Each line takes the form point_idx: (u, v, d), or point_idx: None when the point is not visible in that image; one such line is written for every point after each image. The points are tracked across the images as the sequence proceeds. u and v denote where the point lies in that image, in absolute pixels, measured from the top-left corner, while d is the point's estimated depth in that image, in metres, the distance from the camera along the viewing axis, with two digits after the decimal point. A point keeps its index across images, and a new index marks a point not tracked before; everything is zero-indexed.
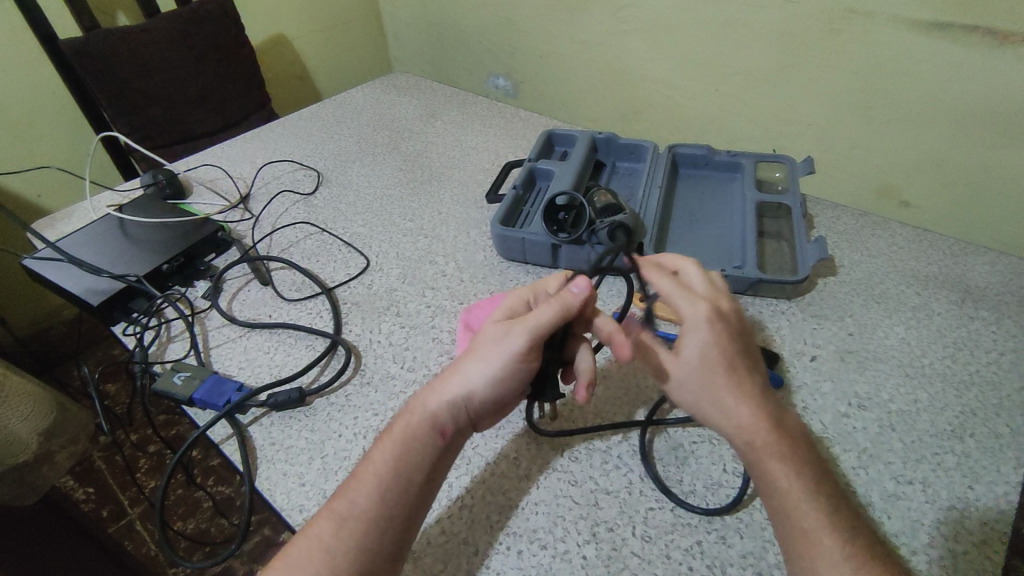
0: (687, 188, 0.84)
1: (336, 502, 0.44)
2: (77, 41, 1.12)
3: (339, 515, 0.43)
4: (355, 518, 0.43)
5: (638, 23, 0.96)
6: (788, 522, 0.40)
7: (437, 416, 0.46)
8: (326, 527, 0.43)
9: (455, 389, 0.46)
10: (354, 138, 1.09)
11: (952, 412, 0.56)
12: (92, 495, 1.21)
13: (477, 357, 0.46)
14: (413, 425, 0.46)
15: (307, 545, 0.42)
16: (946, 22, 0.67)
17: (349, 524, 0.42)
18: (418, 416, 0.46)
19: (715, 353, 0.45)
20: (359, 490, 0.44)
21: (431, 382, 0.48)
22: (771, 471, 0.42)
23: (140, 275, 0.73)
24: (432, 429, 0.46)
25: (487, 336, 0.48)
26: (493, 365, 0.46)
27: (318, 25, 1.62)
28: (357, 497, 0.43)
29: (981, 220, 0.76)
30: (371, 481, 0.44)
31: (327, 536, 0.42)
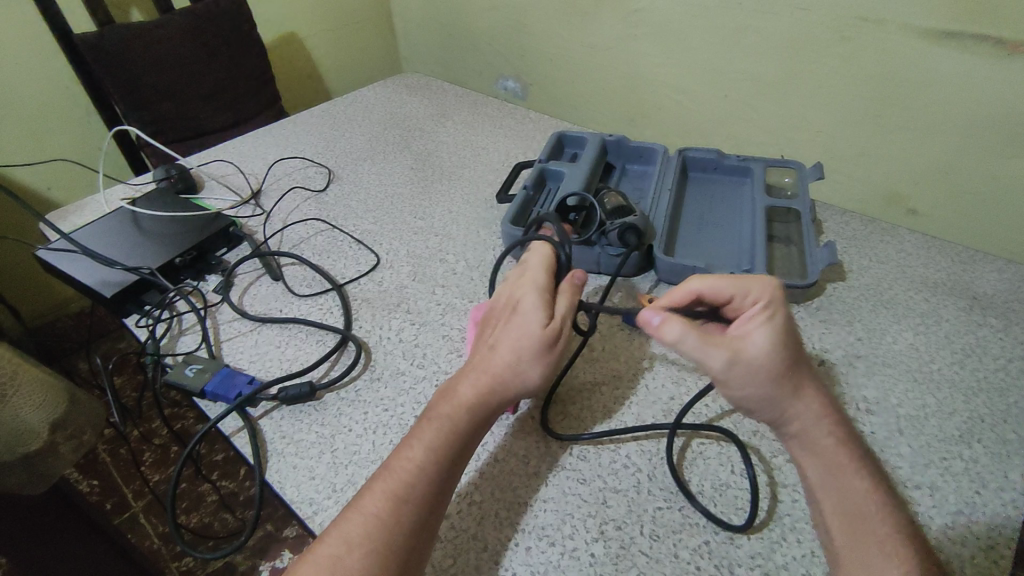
0: (697, 191, 0.85)
1: (388, 481, 0.44)
2: (91, 36, 1.13)
3: (394, 495, 0.44)
4: (413, 499, 0.44)
5: (649, 26, 0.96)
6: (853, 506, 0.42)
7: (491, 412, 0.49)
8: (381, 506, 0.43)
9: (509, 389, 0.49)
10: (365, 136, 1.09)
11: (960, 418, 0.56)
12: (97, 487, 1.21)
13: (528, 360, 0.48)
14: (466, 419, 0.48)
15: (361, 522, 0.42)
16: (957, 31, 0.68)
17: (406, 503, 0.43)
18: (474, 410, 0.48)
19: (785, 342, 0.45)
20: (416, 473, 0.45)
21: (474, 376, 0.49)
22: (838, 462, 0.44)
23: (153, 268, 0.74)
24: (486, 421, 0.49)
25: (534, 339, 0.49)
26: (546, 370, 0.49)
27: (328, 24, 1.63)
28: (415, 482, 0.44)
29: (989, 228, 0.76)
30: (427, 468, 0.45)
31: (378, 512, 0.43)
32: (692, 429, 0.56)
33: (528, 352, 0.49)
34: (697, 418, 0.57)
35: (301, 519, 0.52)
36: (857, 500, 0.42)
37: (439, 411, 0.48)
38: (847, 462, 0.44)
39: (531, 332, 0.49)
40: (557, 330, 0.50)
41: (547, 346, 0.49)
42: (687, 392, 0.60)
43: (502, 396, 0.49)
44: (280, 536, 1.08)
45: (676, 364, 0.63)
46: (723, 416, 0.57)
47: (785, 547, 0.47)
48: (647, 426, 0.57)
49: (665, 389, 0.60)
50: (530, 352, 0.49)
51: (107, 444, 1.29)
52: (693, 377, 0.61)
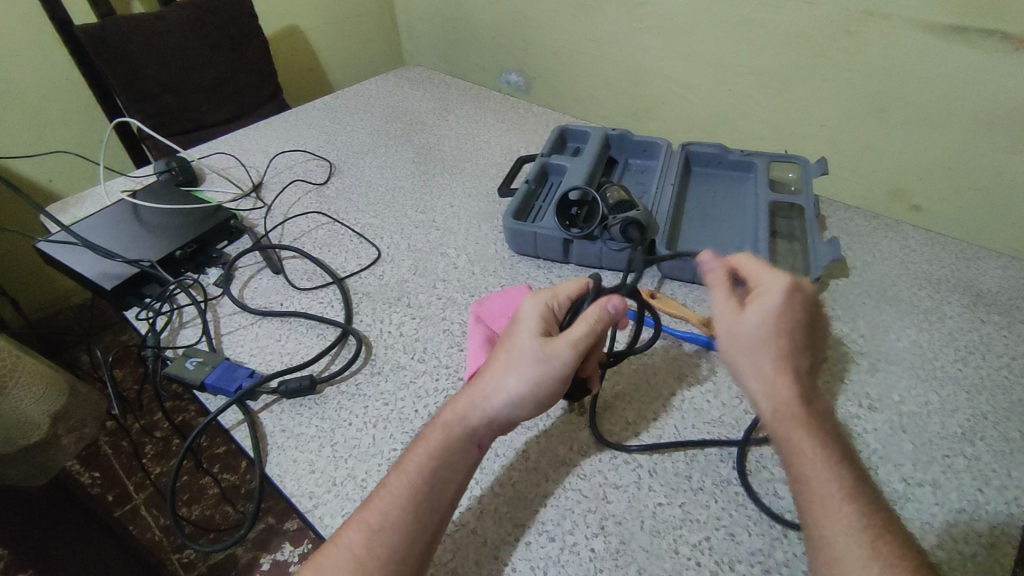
0: (700, 186, 0.84)
1: (365, 512, 0.44)
2: (92, 27, 1.12)
3: (371, 525, 0.43)
4: (389, 529, 0.43)
5: (652, 20, 0.96)
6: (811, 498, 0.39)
7: (474, 432, 0.47)
8: (355, 538, 0.42)
9: (491, 406, 0.47)
10: (366, 129, 1.09)
11: (963, 416, 0.56)
12: (98, 479, 1.22)
13: (514, 373, 0.47)
14: (450, 442, 0.46)
15: (335, 553, 0.42)
16: (965, 25, 0.67)
17: (383, 533, 0.42)
18: (455, 433, 0.47)
19: (789, 320, 0.44)
20: (393, 501, 0.44)
21: (461, 396, 0.49)
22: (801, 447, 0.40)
23: (153, 261, 0.73)
24: (469, 442, 0.47)
25: (522, 349, 0.48)
26: (535, 382, 0.47)
27: (330, 17, 1.62)
28: (391, 512, 0.43)
29: (994, 225, 0.75)
30: (404, 497, 0.44)
31: (351, 544, 0.42)
32: (694, 426, 0.56)
33: (513, 363, 0.48)
34: (700, 413, 0.57)
35: (300, 513, 0.52)
36: (830, 510, 0.38)
37: (423, 435, 0.48)
38: (829, 471, 0.39)
39: (520, 343, 0.49)
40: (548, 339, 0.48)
41: (530, 357, 0.47)
42: (689, 388, 0.59)
43: (485, 415, 0.47)
44: (281, 528, 1.09)
45: (678, 361, 0.62)
46: (727, 411, 0.57)
47: (785, 544, 0.47)
48: (648, 421, 0.57)
49: (666, 385, 0.60)
50: (519, 364, 0.48)
51: (108, 437, 1.29)
52: (694, 374, 0.61)
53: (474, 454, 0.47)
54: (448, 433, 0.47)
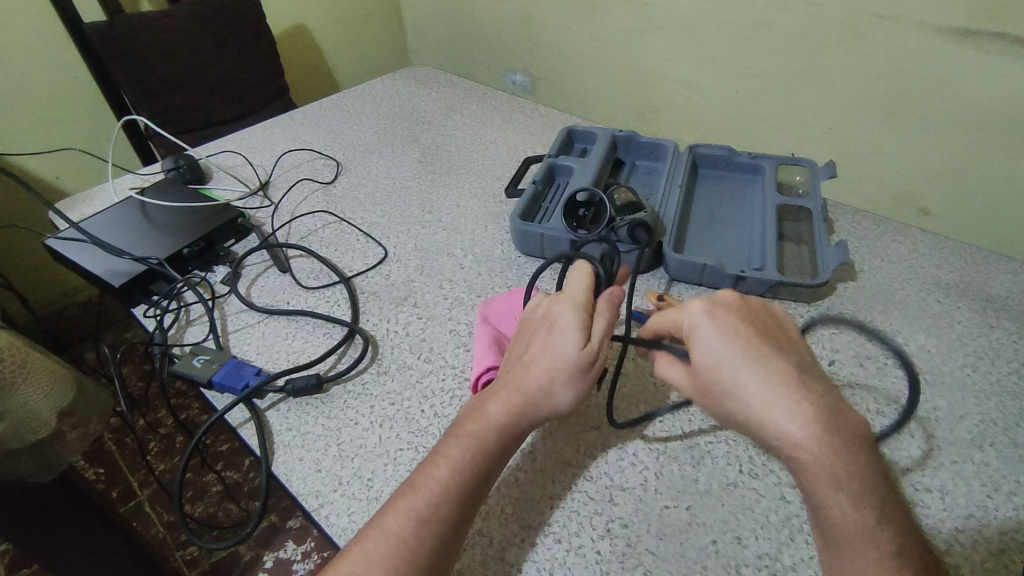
0: (707, 189, 0.84)
1: (412, 500, 0.44)
2: (101, 24, 1.13)
3: (420, 514, 0.43)
4: (438, 520, 0.43)
5: (660, 21, 0.96)
6: (839, 542, 0.39)
7: (518, 432, 0.48)
8: (402, 524, 0.43)
9: (534, 404, 0.48)
10: (373, 129, 1.09)
11: (972, 421, 0.56)
12: (102, 476, 1.22)
13: (569, 385, 0.48)
14: (496, 441, 0.47)
15: (382, 541, 0.42)
16: (975, 28, 0.67)
17: (432, 523, 0.43)
18: (501, 430, 0.48)
19: (732, 339, 0.44)
20: (443, 492, 0.44)
21: (507, 393, 0.48)
22: (819, 486, 0.40)
23: (161, 258, 0.74)
24: (512, 443, 0.48)
25: (572, 359, 0.47)
26: (581, 391, 0.48)
27: (336, 16, 1.62)
28: (442, 502, 0.44)
29: (1004, 229, 0.75)
30: (456, 491, 0.44)
31: (399, 530, 0.42)
32: (701, 429, 0.56)
33: (564, 372, 0.47)
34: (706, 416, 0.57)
35: (306, 512, 0.52)
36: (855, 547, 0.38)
37: (467, 428, 0.48)
38: (850, 501, 0.39)
39: (569, 351, 0.47)
40: (594, 347, 0.48)
41: (582, 369, 0.48)
42: None
43: (531, 420, 0.48)
44: (284, 527, 1.09)
45: None
46: None
47: (792, 548, 0.47)
48: (655, 422, 0.57)
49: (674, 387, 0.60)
50: (567, 372, 0.48)
51: (112, 433, 1.29)
52: None
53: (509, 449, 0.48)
54: (494, 432, 0.47)
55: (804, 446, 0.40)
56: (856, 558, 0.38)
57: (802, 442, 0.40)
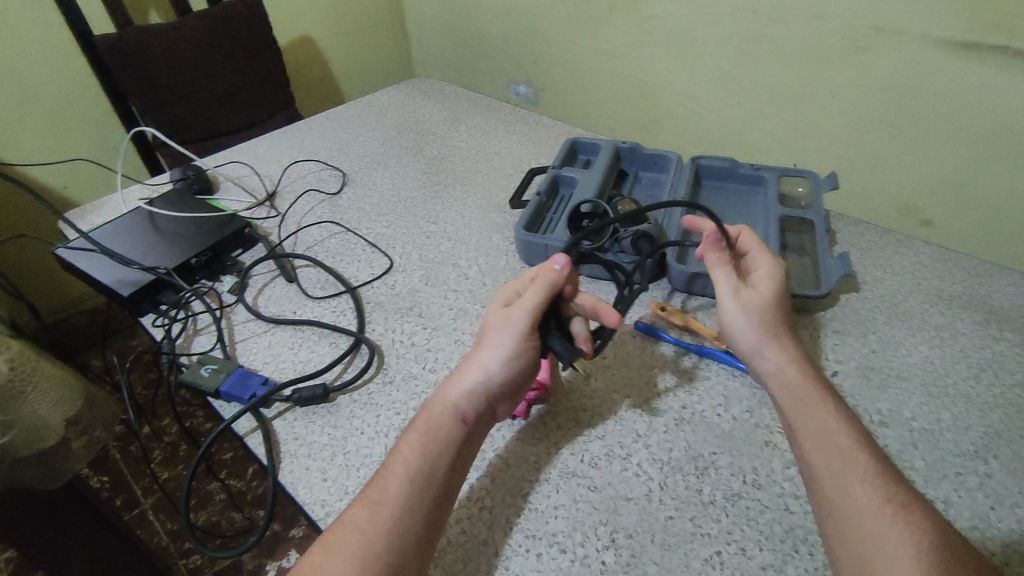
0: (710, 200, 0.85)
1: (369, 490, 0.45)
2: (110, 37, 1.14)
3: (371, 500, 0.44)
4: (389, 501, 0.44)
5: (663, 33, 0.97)
6: (832, 464, 0.45)
7: (456, 403, 0.49)
8: (360, 514, 0.44)
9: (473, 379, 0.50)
10: (378, 140, 1.10)
11: (976, 433, 0.56)
12: (107, 484, 1.22)
13: (489, 348, 0.51)
14: (438, 418, 0.48)
15: (342, 530, 0.43)
16: (976, 42, 0.68)
17: (382, 506, 0.44)
18: (439, 406, 0.49)
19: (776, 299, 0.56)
20: (392, 477, 0.45)
21: (447, 378, 0.51)
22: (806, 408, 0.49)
23: (169, 268, 0.74)
24: (451, 414, 0.49)
25: (491, 326, 0.52)
26: (502, 348, 0.50)
27: (342, 27, 1.64)
28: (389, 484, 0.45)
29: (1006, 241, 0.75)
30: (401, 472, 0.46)
31: (357, 519, 0.43)
32: (705, 439, 0.56)
33: (485, 341, 0.51)
34: (710, 426, 0.57)
35: (313, 521, 0.52)
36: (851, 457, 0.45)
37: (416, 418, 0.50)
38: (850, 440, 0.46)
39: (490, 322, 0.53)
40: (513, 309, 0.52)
41: (498, 329, 0.51)
42: (699, 402, 0.60)
43: (467, 388, 0.50)
44: (287, 535, 1.08)
45: (688, 373, 0.63)
46: (735, 424, 0.57)
47: (796, 559, 0.47)
48: (658, 433, 0.57)
49: (677, 397, 0.60)
50: (493, 339, 0.51)
51: (116, 442, 1.29)
52: (704, 386, 0.61)
53: (461, 427, 0.49)
54: (432, 412, 0.49)
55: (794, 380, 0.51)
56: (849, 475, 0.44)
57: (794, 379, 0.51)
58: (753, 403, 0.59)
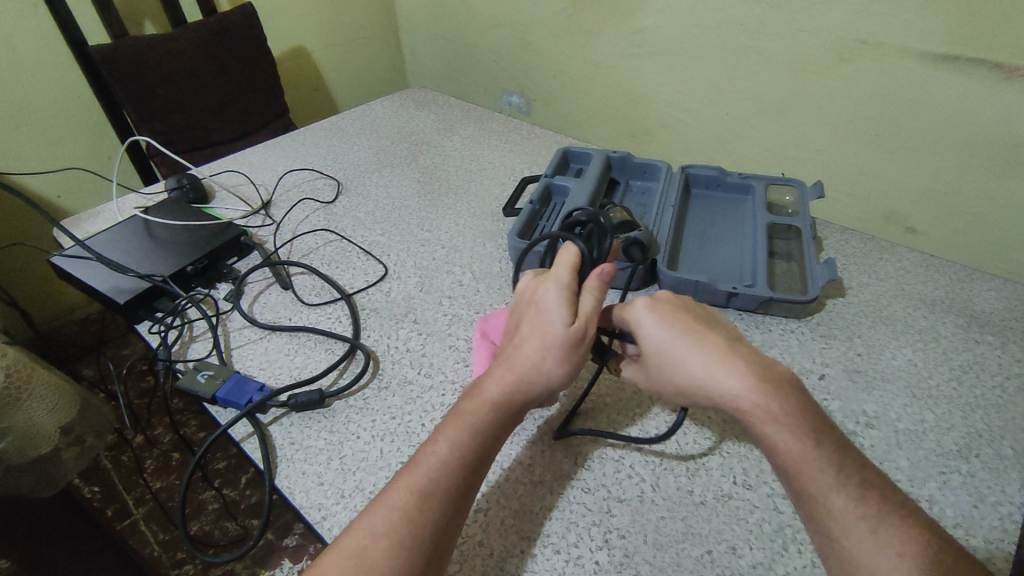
0: (699, 208, 0.86)
1: (411, 477, 0.45)
2: (106, 47, 1.15)
3: (420, 489, 0.44)
4: (440, 494, 0.44)
5: (652, 46, 0.99)
6: (818, 515, 0.41)
7: (516, 407, 0.51)
8: (405, 499, 0.44)
9: (532, 386, 0.52)
10: (372, 150, 1.11)
11: (958, 433, 0.58)
12: (98, 494, 1.22)
13: (557, 359, 0.51)
14: (497, 417, 0.49)
15: (387, 514, 0.43)
16: (955, 54, 0.70)
17: (432, 498, 0.44)
18: (500, 405, 0.50)
19: (671, 324, 0.51)
20: (445, 468, 0.46)
21: (501, 375, 0.51)
22: (770, 438, 0.44)
23: (165, 276, 0.75)
24: (513, 418, 0.50)
25: (559, 334, 0.51)
26: (570, 363, 0.52)
27: (336, 38, 1.66)
28: (440, 477, 0.45)
29: (986, 247, 0.77)
30: (456, 467, 0.46)
31: (403, 506, 0.43)
32: (696, 442, 0.57)
33: (554, 350, 0.51)
34: (699, 429, 0.58)
35: (309, 524, 0.53)
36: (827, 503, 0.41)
37: (464, 407, 0.50)
38: (826, 473, 0.42)
39: (557, 330, 0.52)
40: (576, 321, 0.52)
41: (571, 344, 0.52)
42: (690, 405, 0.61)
43: (529, 394, 0.51)
44: (281, 545, 1.07)
45: None
46: (724, 426, 0.58)
47: (785, 557, 0.48)
48: (650, 436, 0.58)
49: (668, 400, 0.61)
50: (554, 347, 0.52)
51: (108, 451, 1.29)
52: None
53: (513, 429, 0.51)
54: (490, 408, 0.50)
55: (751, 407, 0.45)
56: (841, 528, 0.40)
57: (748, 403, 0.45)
58: None
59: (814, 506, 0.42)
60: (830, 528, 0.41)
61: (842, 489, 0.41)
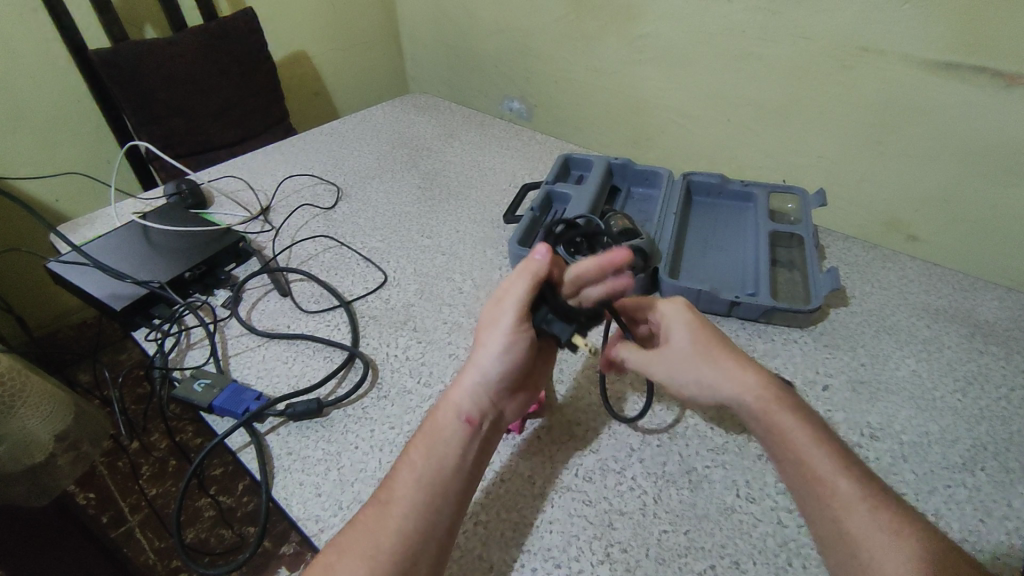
0: (701, 216, 0.86)
1: (377, 494, 0.46)
2: (105, 51, 1.15)
3: (380, 502, 0.45)
4: (398, 502, 0.45)
5: (653, 52, 0.98)
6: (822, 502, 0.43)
7: (458, 405, 0.50)
8: (370, 515, 0.44)
9: (473, 380, 0.50)
10: (373, 155, 1.11)
11: (963, 445, 0.57)
12: (93, 501, 1.20)
13: (482, 348, 0.51)
14: (444, 422, 0.49)
15: (355, 533, 0.44)
16: (958, 62, 0.69)
17: (392, 507, 0.44)
18: (441, 410, 0.50)
19: (697, 334, 0.53)
20: (400, 477, 0.46)
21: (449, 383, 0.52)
22: (780, 429, 0.47)
23: (163, 282, 0.74)
24: (452, 414, 0.49)
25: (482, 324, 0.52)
26: (497, 346, 0.50)
27: (337, 42, 1.66)
28: (396, 487, 0.46)
29: (989, 256, 0.77)
30: (408, 474, 0.46)
31: (371, 524, 0.44)
32: (699, 453, 0.56)
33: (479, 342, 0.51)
34: (703, 440, 0.57)
35: (306, 537, 0.52)
36: (833, 489, 0.43)
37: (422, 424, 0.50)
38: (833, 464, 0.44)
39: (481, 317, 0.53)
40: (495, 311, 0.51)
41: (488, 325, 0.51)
42: (691, 415, 0.60)
43: (466, 390, 0.50)
44: (276, 553, 1.06)
45: None
46: (728, 438, 0.58)
47: (790, 573, 0.47)
48: (652, 447, 0.57)
49: (671, 411, 0.60)
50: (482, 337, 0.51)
51: (104, 458, 1.28)
52: None
53: (464, 426, 0.49)
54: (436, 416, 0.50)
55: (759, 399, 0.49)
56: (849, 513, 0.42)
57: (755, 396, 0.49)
58: None
59: (826, 498, 0.43)
60: (840, 520, 0.42)
61: (849, 480, 0.43)
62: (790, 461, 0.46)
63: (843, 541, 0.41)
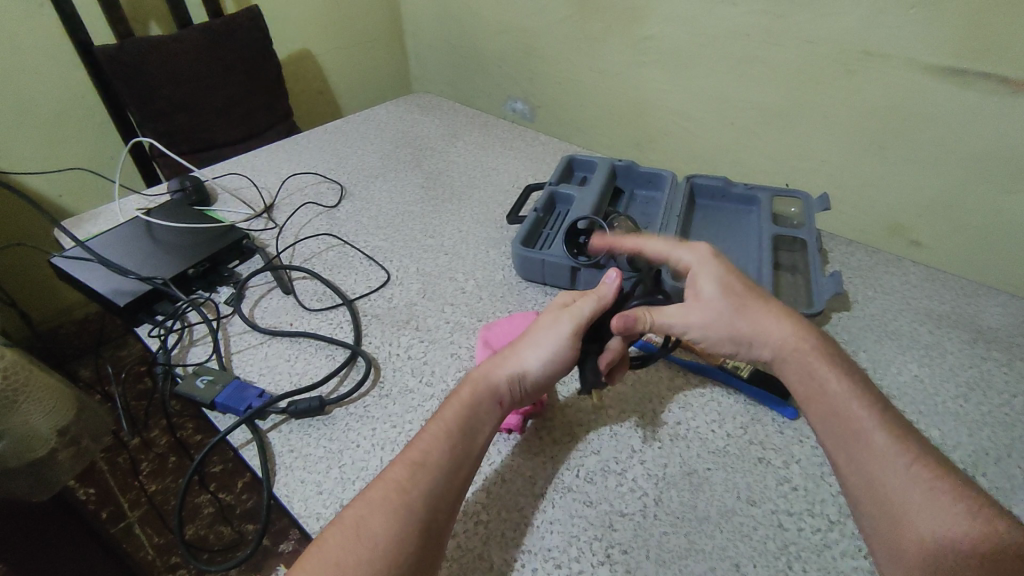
0: (704, 219, 0.86)
1: (408, 452, 0.48)
2: (111, 47, 1.15)
3: (414, 461, 0.47)
4: (431, 466, 0.47)
5: (658, 54, 0.99)
6: (858, 445, 0.46)
7: (498, 389, 0.53)
8: (400, 472, 0.46)
9: (518, 368, 0.54)
10: (377, 154, 1.11)
11: (965, 451, 0.57)
12: (93, 496, 1.20)
13: (539, 346, 0.55)
14: (485, 402, 0.52)
15: (383, 486, 0.45)
16: (962, 68, 0.70)
17: (425, 469, 0.46)
18: (482, 386, 0.53)
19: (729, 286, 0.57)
20: (434, 443, 0.48)
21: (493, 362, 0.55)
22: (819, 381, 0.50)
23: (166, 278, 0.74)
24: (493, 397, 0.52)
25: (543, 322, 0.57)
26: (550, 348, 0.55)
27: (341, 41, 1.66)
28: (431, 449, 0.48)
29: (992, 262, 0.77)
30: (444, 440, 0.49)
31: (400, 479, 0.46)
32: (700, 455, 0.56)
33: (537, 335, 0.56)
34: (705, 442, 0.58)
35: (307, 533, 0.52)
36: (869, 435, 0.46)
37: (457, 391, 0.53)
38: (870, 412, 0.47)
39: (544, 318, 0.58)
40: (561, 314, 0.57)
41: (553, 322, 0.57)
42: (692, 418, 0.60)
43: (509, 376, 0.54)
44: (275, 551, 1.06)
45: (682, 390, 0.63)
46: (730, 441, 0.58)
47: None
48: (653, 449, 0.57)
49: (672, 413, 0.61)
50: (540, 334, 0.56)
51: (103, 453, 1.28)
52: (698, 403, 0.62)
53: (497, 410, 0.52)
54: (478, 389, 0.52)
55: (798, 353, 0.53)
56: (879, 458, 0.44)
57: (792, 347, 0.53)
58: (746, 419, 0.60)
59: (862, 443, 0.46)
60: (873, 463, 0.44)
61: (887, 432, 0.45)
62: (828, 410, 0.48)
63: (872, 484, 0.44)
